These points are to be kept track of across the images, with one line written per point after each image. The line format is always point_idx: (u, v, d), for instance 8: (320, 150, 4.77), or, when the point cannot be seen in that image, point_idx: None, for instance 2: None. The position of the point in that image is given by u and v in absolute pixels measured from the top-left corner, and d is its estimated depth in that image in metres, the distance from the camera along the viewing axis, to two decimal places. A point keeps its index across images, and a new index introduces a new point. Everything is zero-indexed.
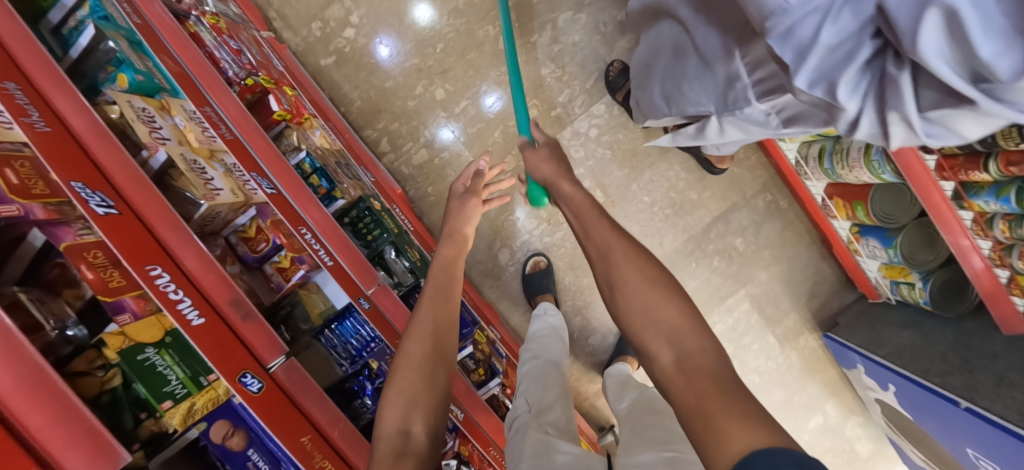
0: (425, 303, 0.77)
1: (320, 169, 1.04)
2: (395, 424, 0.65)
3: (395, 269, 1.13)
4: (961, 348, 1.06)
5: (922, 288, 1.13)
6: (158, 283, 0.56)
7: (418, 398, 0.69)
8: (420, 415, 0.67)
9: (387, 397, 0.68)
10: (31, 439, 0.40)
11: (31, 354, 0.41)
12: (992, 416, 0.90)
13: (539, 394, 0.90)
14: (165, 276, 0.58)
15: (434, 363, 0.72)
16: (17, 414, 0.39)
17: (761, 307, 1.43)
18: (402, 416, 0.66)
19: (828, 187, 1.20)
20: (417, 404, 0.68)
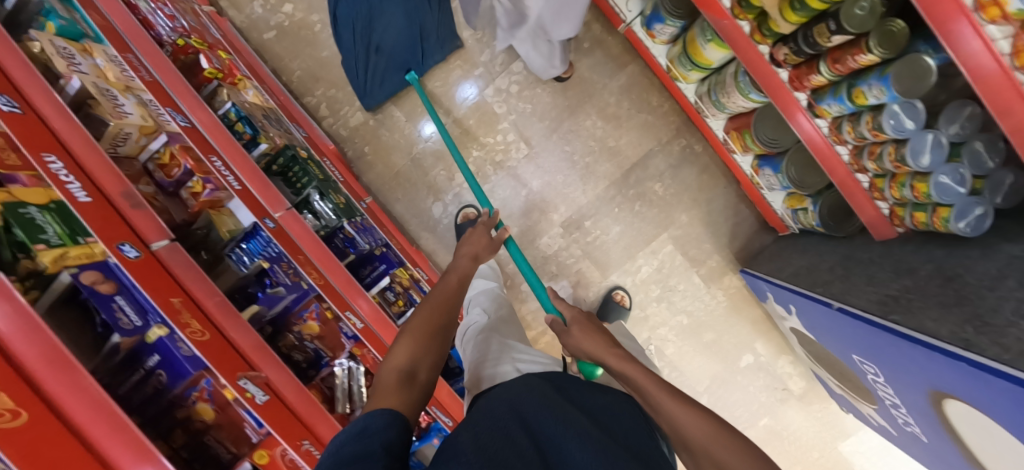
0: (442, 290, 0.86)
1: (244, 118, 1.16)
2: (403, 363, 0.70)
3: (319, 213, 1.22)
4: (846, 260, 1.11)
5: (813, 211, 1.19)
6: (51, 167, 0.67)
7: (428, 344, 0.74)
8: (425, 364, 0.72)
9: (400, 338, 0.74)
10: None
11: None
12: (855, 311, 0.97)
13: (493, 306, 1.18)
14: (59, 163, 0.69)
15: (442, 330, 0.78)
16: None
17: (684, 249, 1.50)
18: (411, 356, 0.71)
19: (726, 123, 1.27)
20: (427, 355, 0.73)
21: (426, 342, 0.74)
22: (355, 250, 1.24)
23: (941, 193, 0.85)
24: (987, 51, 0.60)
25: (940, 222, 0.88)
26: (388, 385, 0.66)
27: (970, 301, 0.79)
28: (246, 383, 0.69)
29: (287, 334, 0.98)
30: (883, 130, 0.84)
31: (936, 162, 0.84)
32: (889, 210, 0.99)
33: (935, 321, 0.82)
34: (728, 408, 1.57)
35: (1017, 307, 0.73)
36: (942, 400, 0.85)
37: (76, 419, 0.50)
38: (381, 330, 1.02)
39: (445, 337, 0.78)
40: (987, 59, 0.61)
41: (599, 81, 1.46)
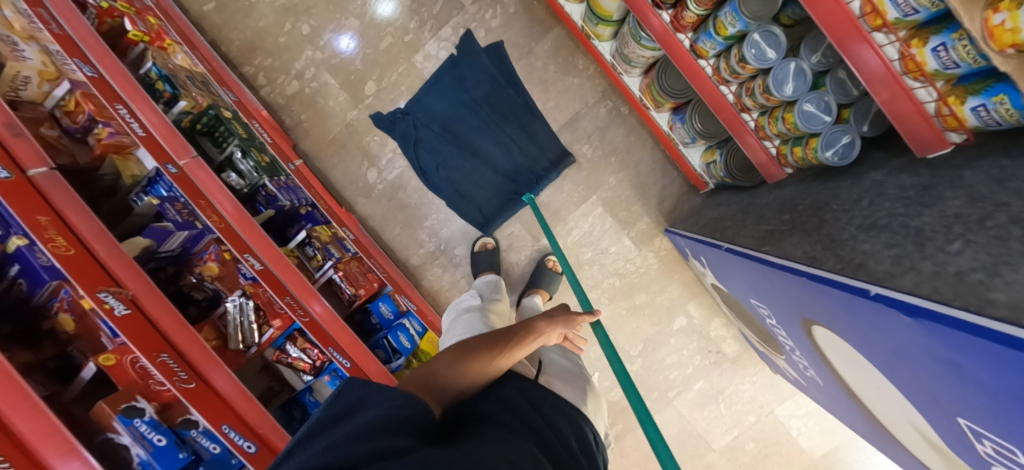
0: (511, 331, 0.86)
1: (164, 76, 1.20)
2: (438, 371, 0.74)
3: (242, 171, 1.26)
4: (747, 207, 1.13)
5: (721, 162, 1.22)
6: None
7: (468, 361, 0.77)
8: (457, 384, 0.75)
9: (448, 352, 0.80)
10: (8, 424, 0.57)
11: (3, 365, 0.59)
12: (738, 249, 0.98)
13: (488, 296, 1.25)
14: None
15: (489, 358, 0.79)
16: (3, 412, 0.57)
17: (614, 211, 1.52)
18: (448, 368, 0.75)
19: (640, 79, 1.29)
20: (463, 374, 0.75)
21: (465, 364, 0.76)
22: (276, 206, 1.27)
23: (807, 122, 0.86)
24: (883, 69, 0.66)
25: (812, 153, 0.89)
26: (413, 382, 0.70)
27: (827, 224, 0.80)
28: (106, 296, 0.73)
29: (187, 275, 1.01)
30: (746, 60, 0.86)
31: (799, 90, 0.85)
32: (776, 149, 1.00)
33: (796, 245, 0.82)
34: (661, 370, 1.58)
35: (860, 223, 0.73)
36: (810, 329, 0.84)
37: None
38: (280, 273, 1.06)
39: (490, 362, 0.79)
40: (875, 64, 0.66)
41: (526, 45, 1.48)
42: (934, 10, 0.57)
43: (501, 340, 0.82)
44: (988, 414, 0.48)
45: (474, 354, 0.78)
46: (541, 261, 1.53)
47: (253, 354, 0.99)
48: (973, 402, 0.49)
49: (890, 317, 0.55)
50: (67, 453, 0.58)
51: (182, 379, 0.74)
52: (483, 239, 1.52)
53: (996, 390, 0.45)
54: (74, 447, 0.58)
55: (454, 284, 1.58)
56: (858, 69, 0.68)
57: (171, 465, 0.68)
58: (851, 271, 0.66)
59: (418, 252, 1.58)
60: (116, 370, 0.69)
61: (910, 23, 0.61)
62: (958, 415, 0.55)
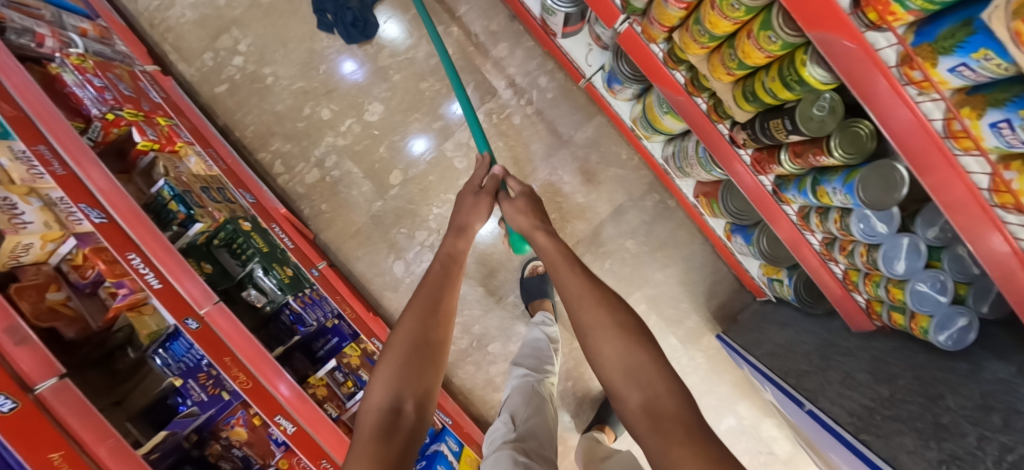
0: (427, 282, 0.79)
1: (179, 196, 1.08)
2: (382, 403, 0.65)
3: (265, 289, 1.16)
4: (824, 346, 1.02)
5: (789, 285, 1.12)
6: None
7: (409, 375, 0.68)
8: (409, 395, 0.66)
9: (376, 372, 0.69)
10: None
11: None
12: (827, 419, 0.87)
13: (522, 410, 1.02)
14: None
15: (424, 342, 0.71)
16: None
17: (660, 309, 1.41)
18: (390, 395, 0.65)
19: (695, 186, 1.19)
20: (409, 387, 0.67)
21: (408, 365, 0.68)
22: (302, 329, 1.18)
23: (918, 302, 0.75)
24: (916, 124, 0.53)
25: (919, 331, 0.78)
26: (369, 437, 0.61)
27: (950, 436, 0.70)
28: None
29: (213, 442, 0.92)
30: (851, 232, 0.75)
31: (912, 269, 0.74)
32: (865, 302, 0.89)
33: (910, 454, 0.72)
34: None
35: (1001, 460, 0.63)
36: None
37: None
38: (315, 431, 0.96)
39: (432, 364, 0.71)
40: (910, 123, 0.53)
41: (565, 132, 1.37)
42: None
43: (425, 339, 0.71)
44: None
45: (406, 361, 0.69)
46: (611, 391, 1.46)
47: None
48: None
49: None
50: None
51: None
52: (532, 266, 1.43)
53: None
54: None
55: (486, 382, 1.48)
56: (886, 127, 0.55)
57: None
58: None
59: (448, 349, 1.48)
60: None
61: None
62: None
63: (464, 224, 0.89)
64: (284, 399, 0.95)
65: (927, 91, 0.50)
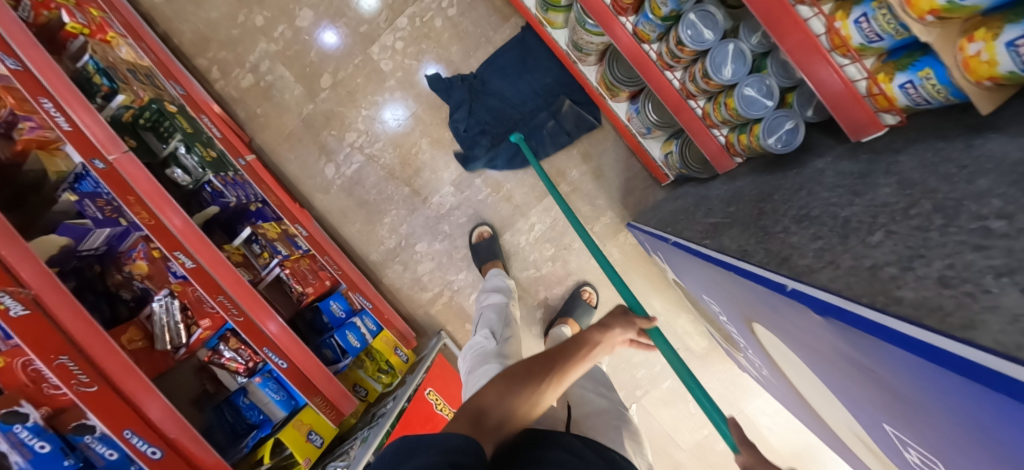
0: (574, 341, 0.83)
1: (102, 69, 1.15)
2: (484, 402, 0.73)
3: (188, 168, 1.22)
4: (700, 199, 1.08)
5: (677, 152, 1.18)
6: None
7: (513, 393, 0.73)
8: (504, 414, 0.72)
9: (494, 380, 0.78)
10: None
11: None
12: (684, 243, 0.93)
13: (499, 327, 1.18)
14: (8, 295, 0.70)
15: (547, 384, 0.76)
16: None
17: (577, 206, 1.48)
18: (497, 397, 0.73)
19: (595, 66, 1.24)
20: (513, 405, 0.73)
21: (517, 389, 0.74)
22: (221, 202, 1.23)
23: (747, 107, 0.81)
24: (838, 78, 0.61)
25: (755, 141, 0.84)
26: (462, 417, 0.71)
27: (766, 215, 0.75)
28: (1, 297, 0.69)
29: (115, 273, 0.98)
30: (683, 43, 0.81)
31: (738, 74, 0.80)
32: (724, 138, 0.95)
33: (734, 238, 0.78)
34: (624, 362, 1.54)
35: (795, 214, 0.69)
36: (752, 326, 0.80)
37: None
38: (215, 272, 1.02)
39: (530, 398, 0.74)
40: (835, 84, 0.62)
41: (483, 35, 1.45)
42: (900, 38, 0.53)
43: (546, 366, 0.78)
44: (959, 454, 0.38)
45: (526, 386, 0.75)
46: (575, 291, 1.51)
47: (182, 355, 0.96)
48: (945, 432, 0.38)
49: (845, 338, 0.45)
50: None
51: (83, 382, 0.71)
52: (480, 231, 1.50)
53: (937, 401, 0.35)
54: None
55: (414, 281, 1.54)
56: (817, 88, 0.64)
57: None
58: (775, 265, 0.61)
59: (377, 248, 1.54)
60: (4, 375, 0.65)
61: (875, 49, 0.57)
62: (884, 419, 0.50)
63: (607, 323, 0.84)
64: (272, 333, 1.03)
65: (840, 47, 0.59)
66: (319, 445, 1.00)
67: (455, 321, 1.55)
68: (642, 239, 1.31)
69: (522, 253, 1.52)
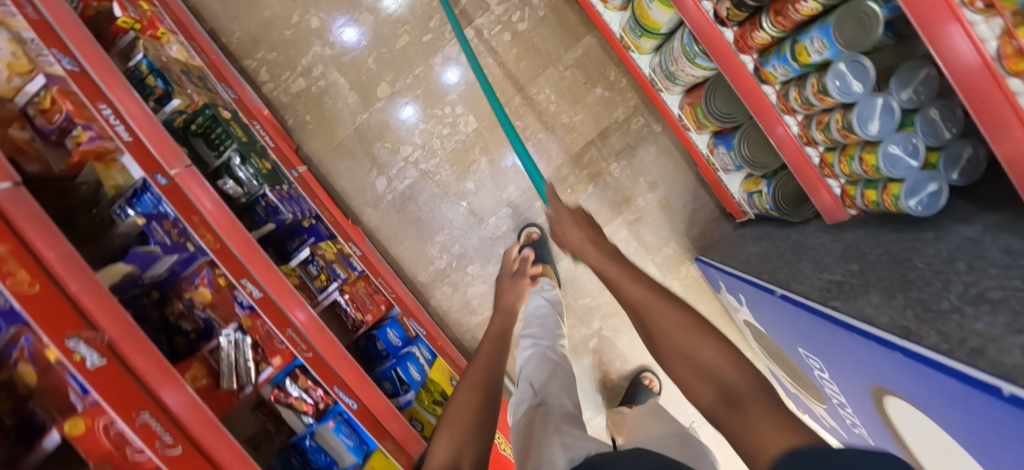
0: (482, 354, 0.93)
1: (156, 71, 1.06)
2: (441, 461, 0.71)
3: (242, 180, 1.13)
4: (797, 246, 1.02)
5: (768, 194, 1.12)
6: (68, 343, 0.61)
7: (466, 441, 0.74)
8: (468, 454, 0.72)
9: (443, 433, 0.77)
10: (137, 374, 0.66)
11: (134, 330, 0.69)
12: (796, 298, 0.87)
13: (543, 380, 1.03)
14: (84, 343, 0.62)
15: (493, 397, 0.84)
16: (129, 359, 0.66)
17: (640, 236, 1.42)
18: (452, 454, 0.72)
19: (681, 96, 1.18)
20: (470, 446, 0.74)
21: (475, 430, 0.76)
22: (278, 219, 1.15)
23: (891, 166, 0.76)
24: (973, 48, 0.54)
25: (891, 200, 0.79)
26: None
27: (914, 285, 0.70)
28: (76, 344, 0.61)
29: (175, 301, 0.90)
30: (828, 93, 0.76)
31: (885, 130, 0.75)
32: (841, 189, 0.90)
33: (876, 308, 0.72)
34: (665, 399, 1.58)
35: (962, 292, 0.64)
36: (882, 398, 0.73)
37: (183, 418, 0.67)
38: (281, 301, 0.94)
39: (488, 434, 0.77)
40: (968, 51, 0.54)
41: (554, 52, 1.37)
42: None
43: (486, 387, 0.84)
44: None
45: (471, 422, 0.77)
46: (637, 377, 1.47)
47: (248, 394, 0.87)
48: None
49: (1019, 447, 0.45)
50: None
51: (166, 443, 0.63)
52: (528, 232, 1.42)
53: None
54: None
55: (463, 304, 1.48)
56: (943, 57, 0.56)
57: None
58: (965, 356, 0.55)
59: (427, 268, 1.47)
60: (86, 440, 0.58)
61: None
62: None
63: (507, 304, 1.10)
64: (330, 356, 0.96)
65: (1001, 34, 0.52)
66: None
67: None
68: (710, 272, 1.27)
69: (578, 281, 1.45)
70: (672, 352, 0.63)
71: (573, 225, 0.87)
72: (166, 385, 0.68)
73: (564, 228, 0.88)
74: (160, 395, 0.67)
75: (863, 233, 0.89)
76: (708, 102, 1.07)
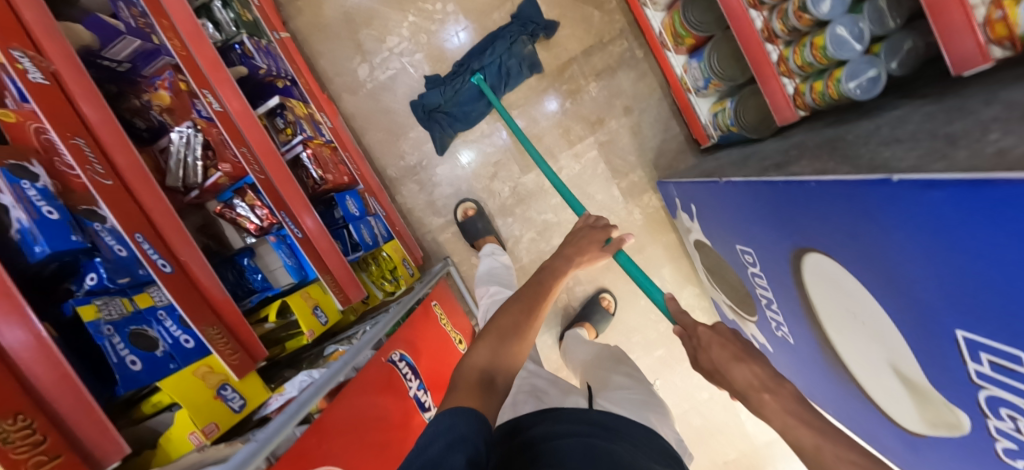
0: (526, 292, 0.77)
1: None
2: (481, 363, 0.63)
3: (220, 22, 1.13)
4: (749, 154, 1.07)
5: (731, 109, 1.15)
6: (16, 56, 0.61)
7: (502, 349, 0.65)
8: (505, 370, 0.64)
9: (478, 339, 0.67)
10: (85, 117, 0.67)
11: (87, 78, 0.69)
12: (739, 178, 0.91)
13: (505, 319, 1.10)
14: (31, 64, 0.63)
15: (526, 319, 0.71)
16: (81, 103, 0.67)
17: (608, 158, 1.45)
18: (488, 355, 0.64)
19: (664, 11, 1.21)
20: (506, 360, 0.65)
21: (504, 344, 0.66)
22: (250, 65, 1.13)
23: (836, 47, 0.81)
24: (978, 46, 0.62)
25: (833, 85, 0.84)
26: (466, 385, 0.59)
27: (842, 148, 0.75)
28: (21, 58, 0.62)
29: (132, 98, 0.89)
30: None
31: (835, 11, 0.80)
32: (793, 87, 0.94)
33: (805, 167, 0.76)
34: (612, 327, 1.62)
35: (882, 140, 0.68)
36: (803, 256, 0.78)
37: (123, 170, 0.68)
38: (241, 122, 0.95)
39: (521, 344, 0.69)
40: (973, 49, 0.62)
41: None
42: None
43: (530, 309, 0.73)
44: (967, 302, 0.49)
45: (511, 351, 0.66)
46: (593, 297, 1.50)
47: (193, 198, 0.89)
48: (940, 270, 0.51)
49: (906, 200, 0.52)
50: (15, 319, 0.47)
51: (98, 172, 0.63)
52: (464, 208, 1.47)
53: (970, 236, 0.46)
54: (24, 310, 0.48)
55: (428, 204, 1.49)
56: (948, 50, 0.64)
57: (61, 242, 0.52)
58: (870, 171, 0.59)
59: (397, 164, 1.48)
60: (13, 131, 0.57)
61: None
62: (964, 328, 0.52)
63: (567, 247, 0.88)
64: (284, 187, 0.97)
65: (1001, 36, 0.60)
66: (323, 323, 0.92)
67: (462, 252, 1.50)
68: (667, 189, 1.32)
69: (544, 196, 1.48)
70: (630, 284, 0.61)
71: (731, 354, 0.59)
72: (117, 137, 0.69)
73: (707, 345, 0.63)
74: (106, 141, 0.67)
75: (809, 133, 0.94)
76: (699, 27, 1.10)
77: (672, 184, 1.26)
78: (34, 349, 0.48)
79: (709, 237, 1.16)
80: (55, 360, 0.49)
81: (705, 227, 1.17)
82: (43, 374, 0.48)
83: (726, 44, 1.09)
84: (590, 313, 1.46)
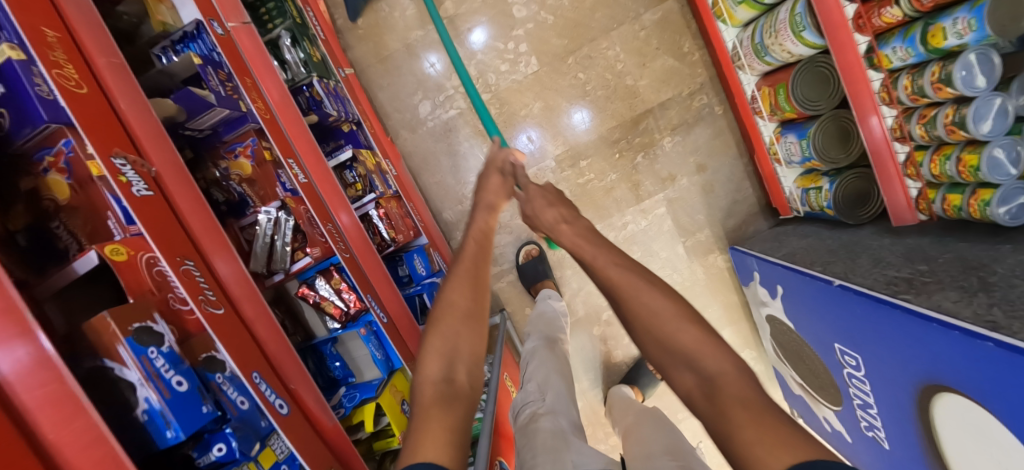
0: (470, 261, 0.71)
1: None
2: (435, 373, 0.58)
3: (288, 62, 1.03)
4: (852, 245, 1.02)
5: (828, 191, 1.09)
6: (117, 163, 0.52)
7: (461, 348, 0.61)
8: (463, 362, 0.60)
9: (427, 344, 0.61)
10: (186, 225, 0.58)
11: (186, 174, 0.61)
12: (860, 288, 0.86)
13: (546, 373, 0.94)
14: (131, 168, 0.53)
15: (476, 308, 0.65)
16: (181, 208, 0.58)
17: (676, 216, 1.39)
18: (443, 365, 0.59)
19: (760, 78, 1.15)
20: (464, 352, 0.61)
21: (457, 336, 0.62)
22: (322, 114, 1.02)
23: (991, 170, 0.75)
24: None
25: (979, 206, 0.78)
26: (428, 406, 0.54)
27: (997, 288, 0.70)
28: (123, 166, 0.52)
29: (210, 167, 0.80)
30: (951, 82, 0.73)
31: (997, 132, 0.74)
32: (918, 190, 0.91)
33: (954, 303, 0.71)
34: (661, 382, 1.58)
35: None
36: (934, 394, 0.74)
37: (229, 288, 0.59)
38: (323, 190, 0.87)
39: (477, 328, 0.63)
40: None
41: (633, 9, 1.30)
42: None
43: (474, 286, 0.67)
44: None
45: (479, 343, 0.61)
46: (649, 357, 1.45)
47: (275, 282, 0.80)
48: None
49: None
50: (14, 337, 0.39)
51: (210, 301, 0.55)
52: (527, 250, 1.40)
53: None
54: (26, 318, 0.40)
55: None
56: None
57: (192, 421, 0.44)
58: None
59: (455, 208, 1.39)
60: (127, 270, 0.48)
61: None
62: None
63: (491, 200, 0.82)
64: (365, 264, 0.89)
65: None
66: None
67: (517, 302, 1.44)
68: (744, 259, 1.27)
69: None
70: (647, 335, 0.56)
71: (547, 204, 0.76)
72: (220, 247, 0.60)
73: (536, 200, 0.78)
74: (208, 254, 0.59)
75: (931, 240, 0.89)
76: (809, 106, 1.02)
77: (753, 256, 1.21)
78: (33, 370, 0.40)
79: (792, 321, 1.12)
80: (57, 378, 0.40)
81: (788, 312, 1.12)
82: (50, 402, 0.40)
83: (833, 125, 1.03)
84: (646, 373, 1.41)
